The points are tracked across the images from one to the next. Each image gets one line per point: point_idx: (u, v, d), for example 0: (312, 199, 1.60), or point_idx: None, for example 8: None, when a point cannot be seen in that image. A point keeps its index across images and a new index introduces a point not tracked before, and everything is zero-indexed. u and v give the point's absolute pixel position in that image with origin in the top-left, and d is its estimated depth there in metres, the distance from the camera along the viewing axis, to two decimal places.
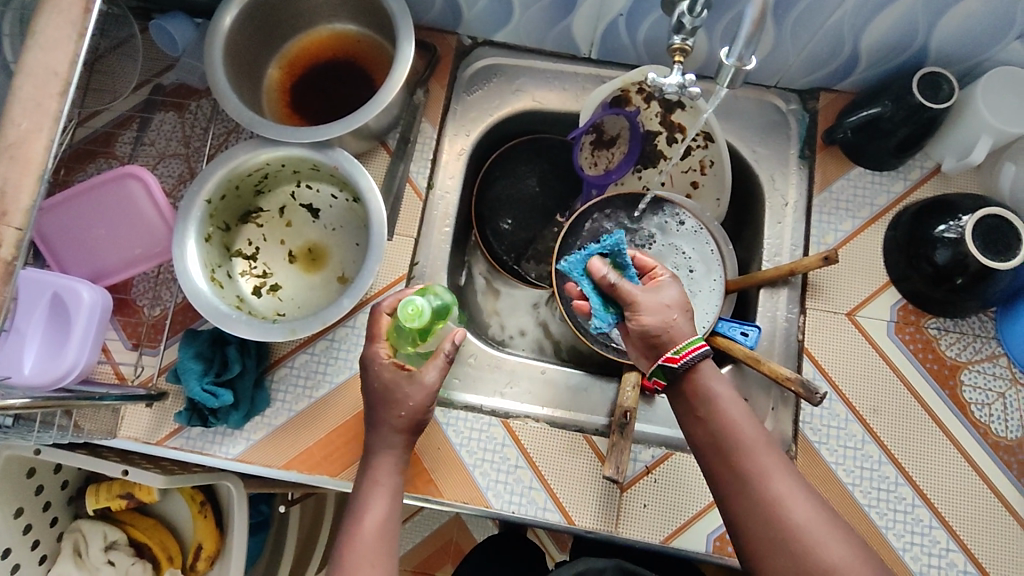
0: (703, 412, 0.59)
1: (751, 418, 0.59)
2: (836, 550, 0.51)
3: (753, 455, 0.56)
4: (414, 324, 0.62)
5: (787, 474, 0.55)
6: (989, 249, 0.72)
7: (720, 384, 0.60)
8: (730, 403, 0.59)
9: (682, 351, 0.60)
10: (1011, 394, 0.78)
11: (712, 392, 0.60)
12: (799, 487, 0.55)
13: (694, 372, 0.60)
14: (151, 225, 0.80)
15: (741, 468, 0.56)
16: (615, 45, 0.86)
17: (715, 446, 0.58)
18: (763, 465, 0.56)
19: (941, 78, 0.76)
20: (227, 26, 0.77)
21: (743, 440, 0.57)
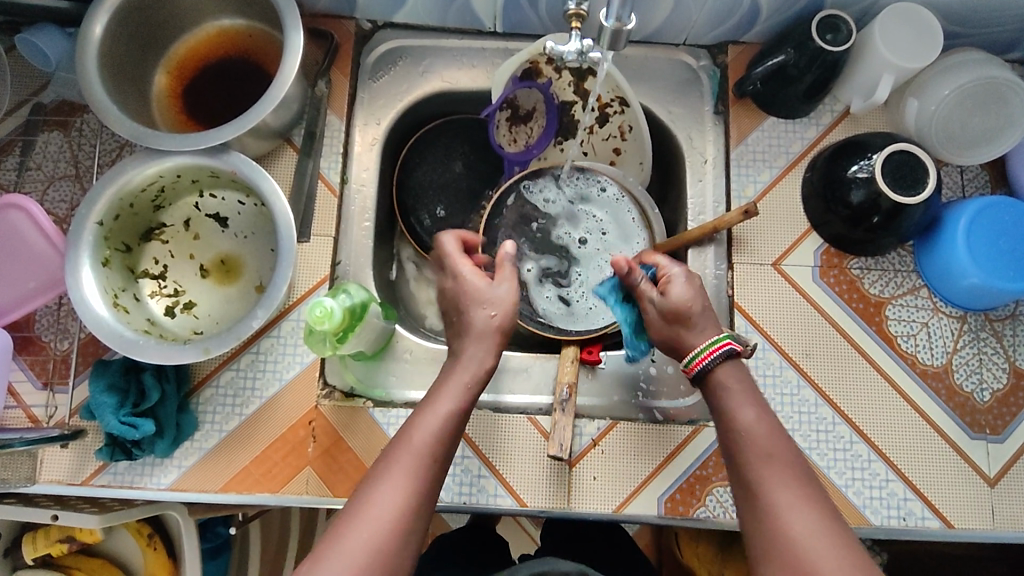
0: (721, 415, 0.60)
1: (766, 422, 0.58)
2: (825, 553, 0.50)
3: (758, 461, 0.56)
4: (323, 326, 0.59)
5: (791, 479, 0.54)
6: (899, 184, 0.74)
7: (739, 392, 0.60)
8: (743, 409, 0.59)
9: (699, 357, 0.62)
10: (934, 323, 0.80)
11: (727, 398, 0.60)
12: (801, 491, 0.54)
13: (711, 376, 0.62)
14: (42, 255, 0.75)
15: (749, 471, 0.56)
16: (517, 17, 0.84)
17: (729, 445, 0.59)
18: (769, 468, 0.55)
19: (839, 19, 0.76)
20: (98, 34, 0.71)
21: (755, 444, 0.57)
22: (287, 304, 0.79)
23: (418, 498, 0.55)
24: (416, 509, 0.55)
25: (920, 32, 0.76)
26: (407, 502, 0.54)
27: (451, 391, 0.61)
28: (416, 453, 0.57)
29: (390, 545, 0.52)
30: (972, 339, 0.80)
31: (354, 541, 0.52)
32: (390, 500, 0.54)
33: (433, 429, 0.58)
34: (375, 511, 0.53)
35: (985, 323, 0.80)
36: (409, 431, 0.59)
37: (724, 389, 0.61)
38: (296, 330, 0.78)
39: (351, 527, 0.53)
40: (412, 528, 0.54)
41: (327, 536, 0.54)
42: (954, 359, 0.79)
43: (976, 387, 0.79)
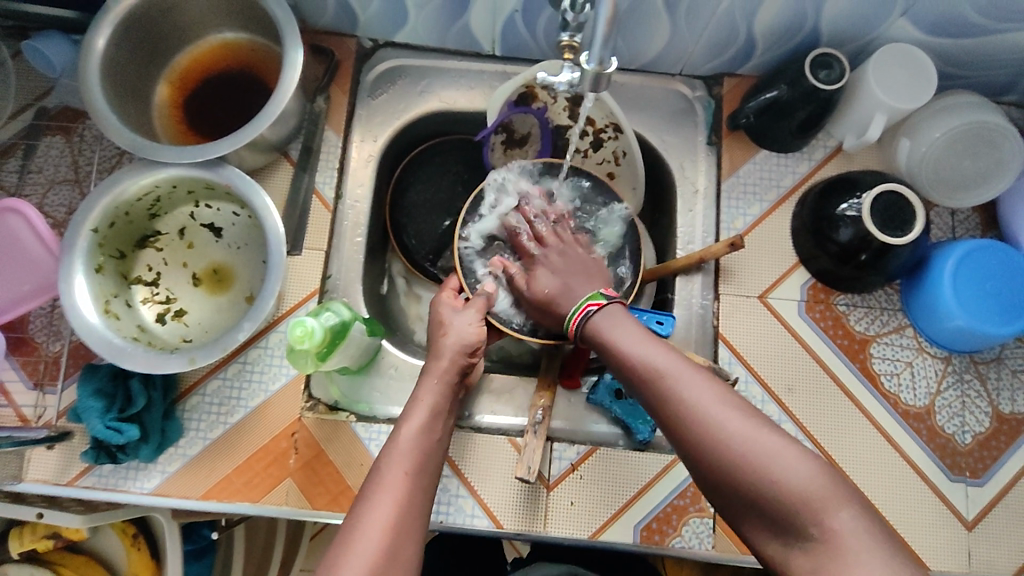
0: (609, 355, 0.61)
1: (652, 338, 0.60)
2: (749, 435, 0.51)
3: (653, 379, 0.56)
4: (304, 346, 0.60)
5: (696, 379, 0.55)
6: (887, 225, 0.74)
7: (617, 326, 0.62)
8: (628, 335, 0.60)
9: (574, 317, 0.66)
10: (918, 363, 0.80)
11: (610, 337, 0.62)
12: (705, 386, 0.54)
13: (591, 327, 0.64)
14: (38, 259, 0.76)
15: (657, 390, 0.56)
16: (515, 41, 0.85)
17: (631, 377, 0.59)
18: (665, 378, 0.56)
19: (833, 58, 0.77)
20: (102, 46, 0.73)
21: (648, 364, 0.57)
22: (276, 315, 0.80)
23: (414, 503, 0.56)
24: (414, 517, 0.56)
25: (914, 70, 0.76)
26: (405, 508, 0.56)
27: (416, 412, 0.64)
28: (404, 464, 0.58)
29: (394, 546, 0.53)
30: (955, 381, 0.80)
31: (362, 548, 0.52)
32: (388, 508, 0.55)
33: (414, 441, 0.61)
34: (378, 517, 0.54)
35: (970, 365, 0.80)
36: (393, 439, 0.61)
37: (603, 329, 0.63)
38: (284, 341, 0.79)
39: (357, 530, 0.54)
40: (412, 533, 0.55)
41: (336, 544, 0.54)
42: (937, 401, 0.79)
43: (957, 429, 0.79)
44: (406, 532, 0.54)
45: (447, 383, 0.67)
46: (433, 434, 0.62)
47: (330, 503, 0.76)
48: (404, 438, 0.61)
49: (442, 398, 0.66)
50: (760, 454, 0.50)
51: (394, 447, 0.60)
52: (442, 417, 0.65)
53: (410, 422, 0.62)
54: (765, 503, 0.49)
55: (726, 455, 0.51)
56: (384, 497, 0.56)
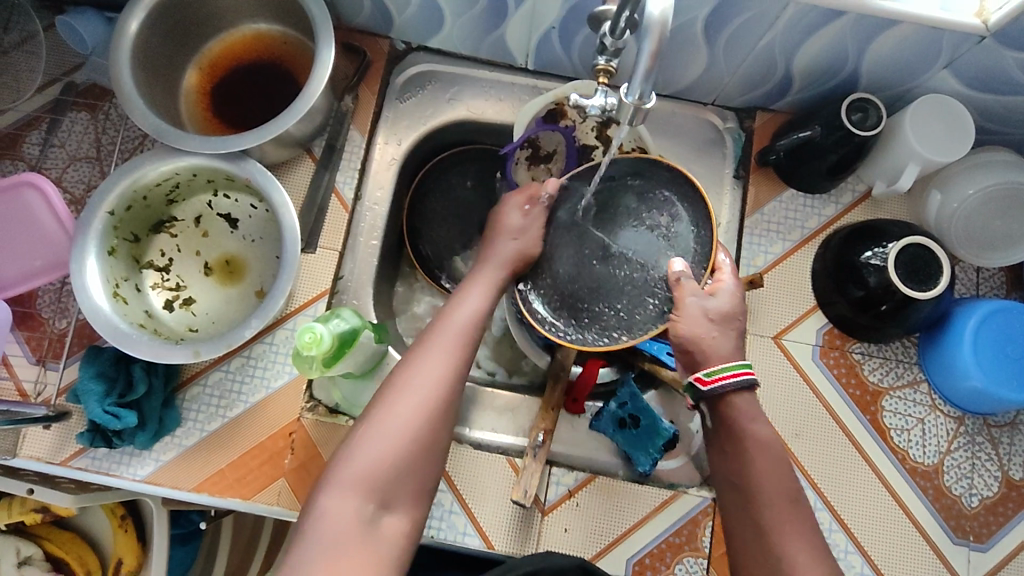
0: (727, 466, 0.61)
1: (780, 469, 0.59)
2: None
3: (768, 510, 0.58)
4: (314, 352, 0.60)
5: (798, 534, 0.57)
6: (910, 278, 0.73)
7: (756, 421, 0.61)
8: (758, 453, 0.59)
9: (718, 376, 0.61)
10: (930, 420, 0.79)
11: (739, 438, 0.60)
12: (809, 549, 0.56)
13: (720, 406, 0.62)
14: (52, 236, 0.76)
15: (760, 527, 0.58)
16: (550, 57, 0.84)
17: (730, 495, 0.60)
18: (778, 523, 0.57)
19: (869, 104, 0.76)
20: (134, 29, 0.72)
21: (762, 495, 0.58)
22: (286, 311, 0.79)
23: (463, 364, 0.62)
24: (460, 376, 0.61)
25: (951, 124, 0.75)
26: (454, 368, 0.61)
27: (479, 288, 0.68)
28: (455, 329, 0.63)
29: (440, 402, 0.59)
30: (966, 442, 0.78)
31: (411, 396, 0.58)
32: (439, 363, 0.60)
33: (470, 314, 0.65)
34: (428, 369, 0.60)
35: (983, 428, 0.79)
36: (453, 309, 0.65)
37: (737, 422, 0.60)
38: (290, 339, 0.79)
39: (408, 384, 0.59)
40: (458, 389, 0.61)
41: (388, 388, 0.60)
42: (946, 460, 0.78)
43: (965, 491, 0.77)
44: (451, 386, 0.60)
45: (497, 274, 0.70)
46: (485, 308, 0.66)
47: None
48: (458, 308, 0.65)
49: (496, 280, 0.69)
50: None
51: (451, 313, 0.65)
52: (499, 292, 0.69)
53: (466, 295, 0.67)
54: None
55: None
56: (440, 353, 0.61)
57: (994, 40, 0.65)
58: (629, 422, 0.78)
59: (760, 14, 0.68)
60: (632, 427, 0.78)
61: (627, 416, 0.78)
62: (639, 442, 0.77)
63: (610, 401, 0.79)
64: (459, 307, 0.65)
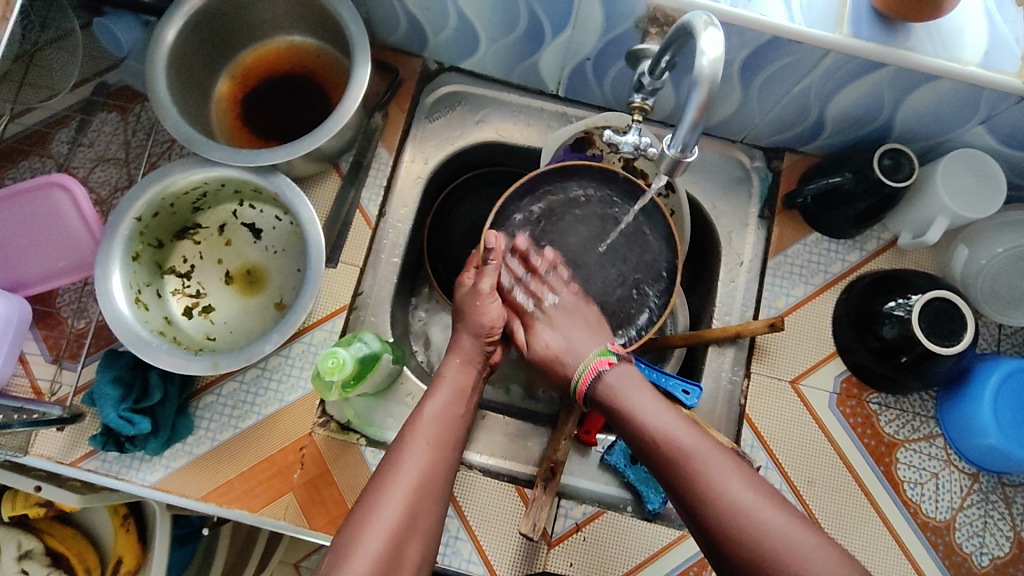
0: (624, 421, 0.61)
1: (676, 415, 0.60)
2: (782, 531, 0.51)
3: (670, 462, 0.57)
4: (335, 376, 0.61)
5: (721, 462, 0.55)
6: (934, 332, 0.72)
7: (634, 391, 0.62)
8: (647, 404, 0.60)
9: (582, 377, 0.66)
10: (945, 475, 0.78)
11: (624, 398, 0.61)
12: (734, 473, 0.55)
13: (602, 390, 0.64)
14: (77, 238, 0.76)
15: (681, 474, 0.56)
16: (581, 86, 0.84)
17: (647, 451, 0.59)
18: (698, 459, 0.56)
19: (903, 156, 0.75)
20: (172, 38, 0.72)
21: (671, 437, 0.58)
22: (304, 325, 0.79)
23: (439, 471, 0.61)
24: (434, 484, 0.60)
25: (981, 180, 0.74)
26: (428, 474, 0.60)
27: (440, 394, 0.66)
28: (427, 434, 0.62)
29: (414, 517, 0.57)
30: (980, 500, 0.78)
31: (390, 506, 0.56)
32: (415, 470, 0.59)
33: (436, 418, 0.64)
34: (404, 479, 0.58)
35: (998, 486, 0.78)
36: (418, 413, 0.64)
37: (616, 397, 0.62)
38: (306, 353, 0.79)
39: (380, 502, 0.57)
40: (433, 496, 0.59)
41: (366, 498, 0.58)
42: (958, 517, 0.77)
43: (975, 549, 0.76)
44: (426, 496, 0.59)
45: (471, 365, 0.70)
46: (456, 411, 0.66)
47: (328, 525, 0.74)
48: (431, 411, 0.64)
49: (466, 385, 0.68)
50: (785, 545, 0.50)
51: (421, 415, 0.64)
52: (466, 399, 0.68)
53: (435, 394, 0.66)
54: None
55: (757, 538, 0.51)
56: (413, 467, 0.59)
57: None
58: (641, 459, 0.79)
59: (799, 60, 0.68)
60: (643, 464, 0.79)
61: None
62: (650, 479, 0.78)
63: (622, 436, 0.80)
64: (427, 410, 0.64)
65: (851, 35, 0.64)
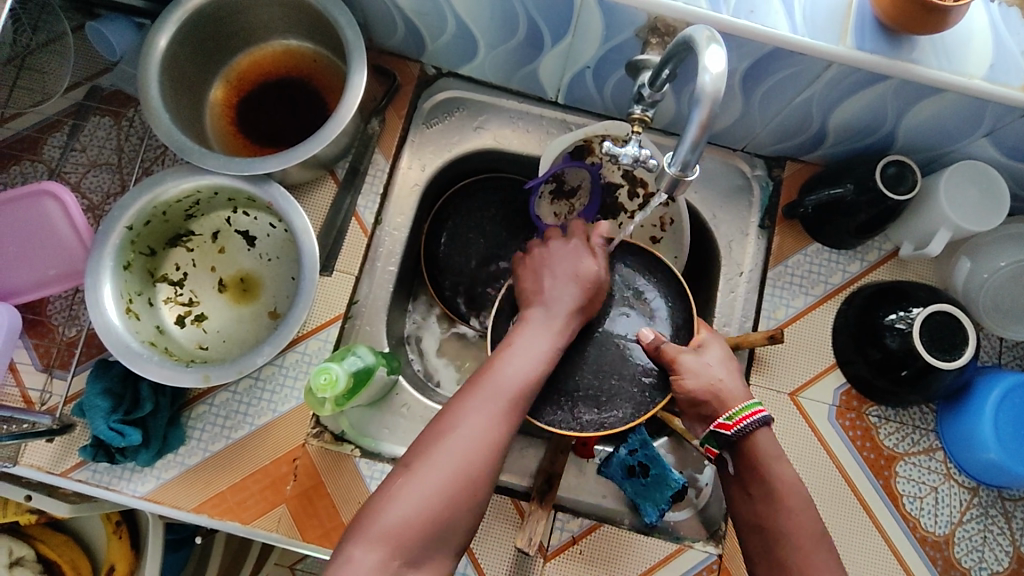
0: (759, 497, 0.59)
1: (809, 509, 0.58)
2: None
3: (792, 547, 0.57)
4: (330, 392, 0.60)
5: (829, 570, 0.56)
6: (936, 346, 0.71)
7: (780, 465, 0.60)
8: (792, 493, 0.58)
9: (733, 418, 0.60)
10: (944, 489, 0.77)
11: (772, 471, 0.59)
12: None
13: (749, 441, 0.60)
14: (68, 245, 0.75)
15: (785, 555, 0.57)
16: (581, 93, 0.83)
17: (766, 530, 0.58)
18: (813, 559, 0.56)
19: (906, 168, 0.74)
20: (164, 44, 0.71)
21: (794, 531, 0.57)
22: (298, 334, 0.78)
23: (508, 424, 0.58)
24: (501, 436, 0.57)
25: (985, 193, 0.74)
26: (495, 426, 0.57)
27: (538, 337, 0.62)
28: (505, 384, 0.59)
29: (473, 465, 0.55)
30: (979, 514, 0.77)
31: (451, 449, 0.55)
32: (485, 415, 0.57)
33: (522, 369, 0.60)
34: (471, 425, 0.56)
35: (997, 500, 0.78)
36: (504, 355, 0.61)
37: (762, 463, 0.59)
38: (300, 363, 0.77)
39: (439, 446, 0.55)
40: (499, 448, 0.57)
41: (430, 434, 0.56)
42: (957, 531, 0.76)
43: (974, 564, 0.76)
44: (491, 446, 0.56)
45: (575, 311, 0.64)
46: (544, 358, 0.61)
47: (321, 537, 0.74)
48: (512, 360, 0.60)
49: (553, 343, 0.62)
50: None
51: (500, 363, 0.60)
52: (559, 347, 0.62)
53: (524, 339, 0.62)
54: None
55: None
56: (478, 415, 0.57)
57: None
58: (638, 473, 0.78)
59: (802, 71, 0.67)
60: (640, 477, 0.78)
61: (636, 466, 0.78)
62: (646, 492, 0.76)
63: (619, 447, 0.79)
64: (513, 354, 0.61)
65: (855, 47, 0.63)
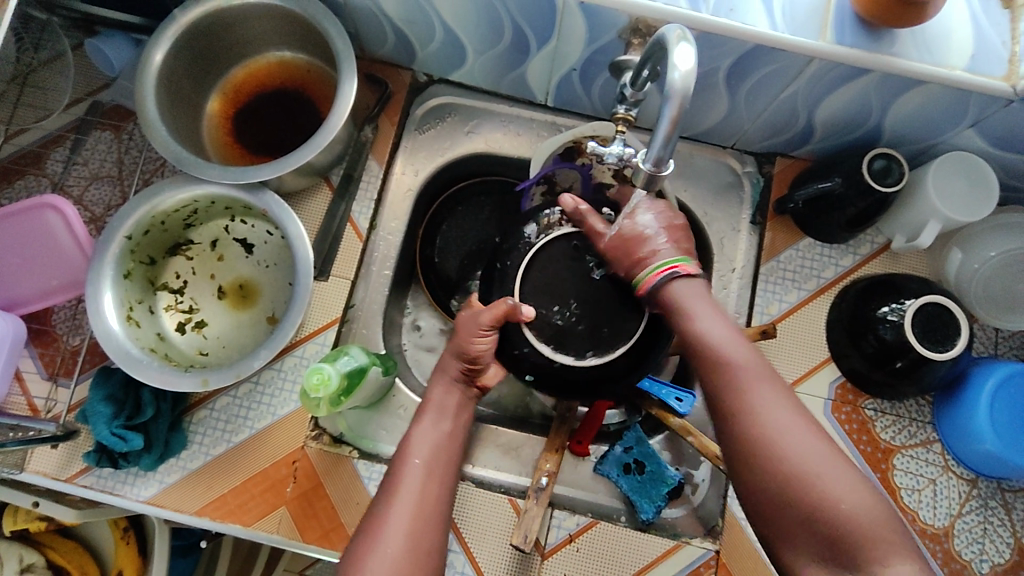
0: (693, 352, 0.58)
1: (748, 348, 0.57)
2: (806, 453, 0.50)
3: (732, 372, 0.55)
4: (321, 390, 0.62)
5: (774, 390, 0.53)
6: (927, 337, 0.71)
7: (698, 303, 0.59)
8: (706, 333, 0.57)
9: (656, 273, 0.61)
10: (942, 481, 0.77)
11: (687, 312, 0.59)
12: (782, 398, 0.53)
13: (666, 292, 0.61)
14: (70, 257, 0.77)
15: (718, 380, 0.55)
16: (570, 96, 0.84)
17: (709, 375, 0.56)
18: (743, 375, 0.54)
19: (892, 160, 0.74)
20: (161, 58, 0.73)
21: (726, 356, 0.56)
22: (294, 339, 0.80)
23: (439, 495, 0.60)
24: (433, 506, 0.59)
25: (973, 184, 0.74)
26: (428, 502, 0.59)
27: (432, 414, 0.65)
28: (422, 459, 0.61)
29: (418, 539, 0.56)
30: (979, 506, 0.77)
31: (392, 532, 0.56)
32: (411, 492, 0.58)
33: (430, 441, 0.63)
34: (403, 504, 0.58)
35: (997, 491, 0.77)
36: (409, 436, 0.64)
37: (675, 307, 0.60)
38: (297, 367, 0.79)
39: (380, 536, 0.55)
40: (435, 520, 0.58)
41: (369, 524, 0.57)
42: (956, 523, 0.76)
43: (975, 557, 0.75)
44: (426, 521, 0.58)
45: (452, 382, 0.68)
46: (449, 433, 0.64)
47: (320, 538, 0.75)
48: (419, 440, 0.63)
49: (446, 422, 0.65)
50: (833, 477, 0.48)
51: (409, 443, 0.63)
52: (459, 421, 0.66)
53: (424, 421, 0.64)
54: (817, 536, 0.48)
55: (791, 466, 0.49)
56: (409, 494, 0.58)
57: (1022, 103, 0.64)
58: (635, 471, 0.78)
59: (785, 67, 0.68)
60: (636, 475, 0.78)
61: (632, 464, 0.79)
62: (643, 490, 0.77)
63: (614, 445, 0.80)
64: (419, 435, 0.63)
65: (834, 41, 0.64)
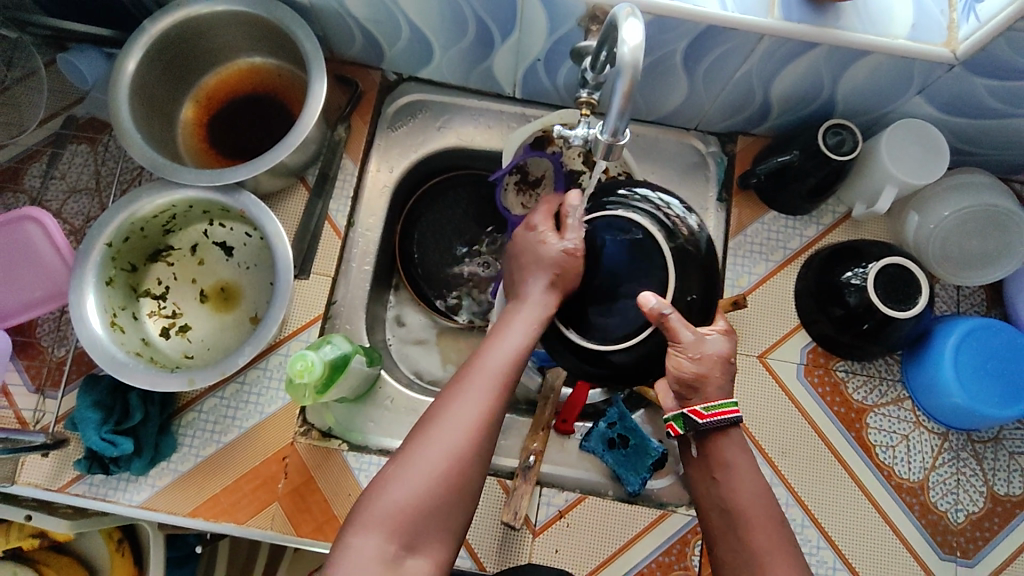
0: (716, 509, 0.58)
1: (766, 500, 0.57)
2: None
3: (724, 528, 0.57)
4: (305, 375, 0.63)
5: (779, 547, 0.55)
6: (890, 297, 0.74)
7: (740, 455, 0.58)
8: (745, 485, 0.57)
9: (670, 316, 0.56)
10: (915, 437, 0.80)
11: (731, 461, 0.57)
12: (784, 554, 0.54)
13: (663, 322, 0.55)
14: (52, 268, 0.78)
15: (737, 541, 0.56)
16: (536, 86, 0.87)
17: (719, 531, 0.57)
18: (753, 538, 0.55)
19: (846, 129, 0.78)
20: (133, 67, 0.75)
21: (748, 517, 0.56)
22: (279, 337, 0.81)
23: (495, 414, 0.55)
24: (490, 422, 0.54)
25: (926, 149, 0.77)
26: (485, 414, 0.54)
27: (520, 326, 0.57)
28: (491, 379, 0.55)
29: (463, 453, 0.53)
30: (951, 458, 0.80)
31: (436, 449, 0.52)
32: (468, 416, 0.53)
33: (507, 360, 0.56)
34: (462, 417, 0.54)
35: (967, 443, 0.80)
36: (485, 353, 0.57)
37: (721, 449, 0.58)
38: (283, 365, 0.80)
39: (422, 448, 0.53)
40: (479, 452, 0.53)
41: (419, 430, 0.54)
42: (931, 476, 0.79)
43: (950, 507, 0.78)
44: (472, 450, 0.53)
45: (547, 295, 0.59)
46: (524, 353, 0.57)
47: (315, 531, 0.76)
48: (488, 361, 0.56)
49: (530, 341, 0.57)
50: None
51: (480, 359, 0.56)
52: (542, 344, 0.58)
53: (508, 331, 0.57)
54: None
55: None
56: (463, 406, 0.54)
57: (963, 67, 0.67)
58: (618, 445, 0.80)
59: (738, 46, 0.70)
60: (620, 449, 0.80)
61: (616, 438, 0.80)
62: (627, 462, 0.79)
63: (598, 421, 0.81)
64: (497, 349, 0.57)
65: (783, 18, 0.66)
